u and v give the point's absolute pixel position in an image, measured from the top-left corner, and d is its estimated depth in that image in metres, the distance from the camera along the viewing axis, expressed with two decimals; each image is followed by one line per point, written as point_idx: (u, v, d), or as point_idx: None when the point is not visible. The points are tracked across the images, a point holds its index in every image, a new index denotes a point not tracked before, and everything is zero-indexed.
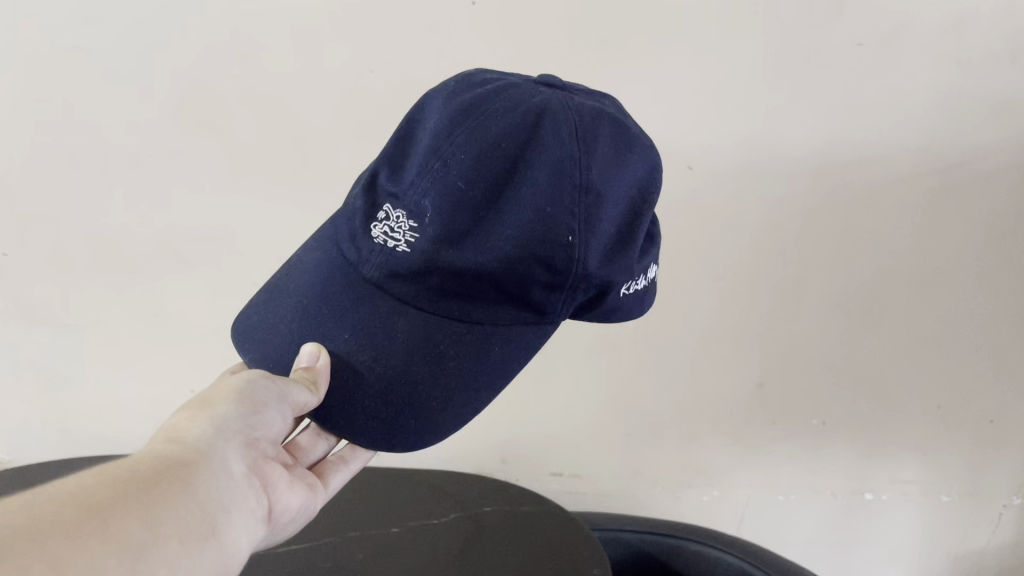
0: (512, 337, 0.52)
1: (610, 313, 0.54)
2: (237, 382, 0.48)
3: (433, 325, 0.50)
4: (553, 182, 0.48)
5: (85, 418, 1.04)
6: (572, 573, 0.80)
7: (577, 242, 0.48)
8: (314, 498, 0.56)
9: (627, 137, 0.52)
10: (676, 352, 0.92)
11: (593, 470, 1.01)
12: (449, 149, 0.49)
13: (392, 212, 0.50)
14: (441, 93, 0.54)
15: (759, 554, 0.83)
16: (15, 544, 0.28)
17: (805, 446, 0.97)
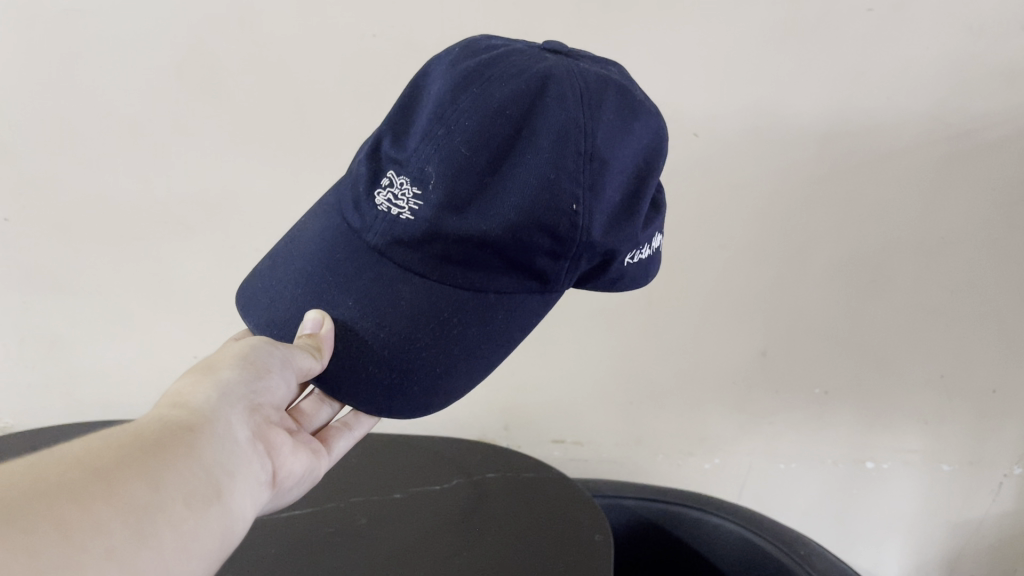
0: (515, 304, 0.52)
1: (614, 281, 0.55)
2: (240, 349, 0.49)
3: (437, 293, 0.51)
4: (557, 148, 0.47)
5: (91, 382, 1.05)
6: (574, 538, 0.81)
7: (581, 210, 0.48)
8: (318, 464, 0.57)
9: (633, 104, 0.51)
10: (679, 320, 0.92)
11: (595, 437, 1.02)
12: (453, 115, 0.49)
13: (395, 178, 0.50)
14: (446, 59, 0.53)
15: (761, 523, 0.84)
16: (21, 509, 0.28)
17: (807, 415, 0.97)
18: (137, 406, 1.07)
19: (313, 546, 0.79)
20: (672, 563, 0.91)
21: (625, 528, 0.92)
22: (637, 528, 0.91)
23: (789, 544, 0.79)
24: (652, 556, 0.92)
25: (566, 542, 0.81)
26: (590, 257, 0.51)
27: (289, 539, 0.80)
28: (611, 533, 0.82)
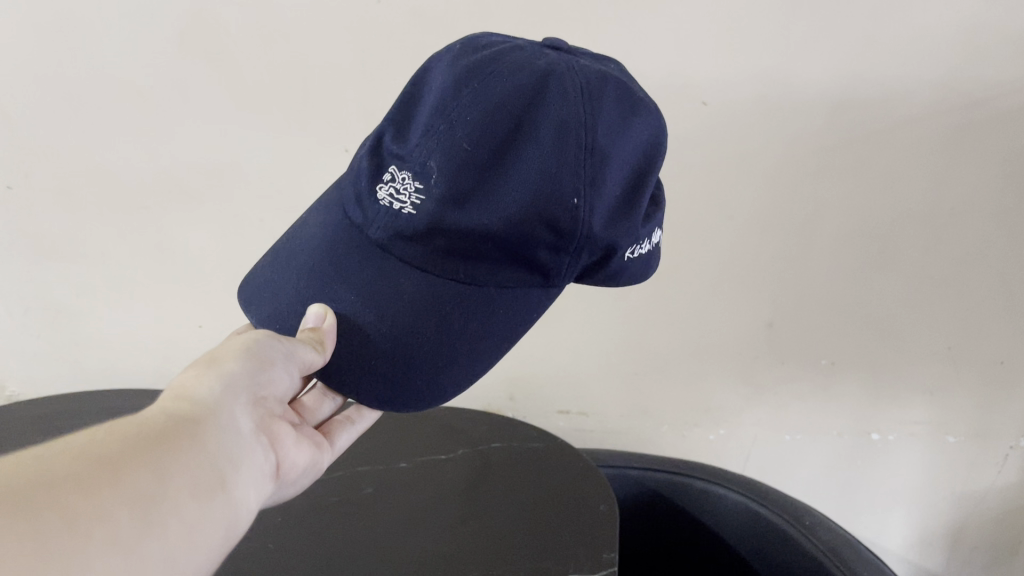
0: (516, 298, 0.53)
1: (613, 278, 0.55)
2: (244, 340, 0.48)
3: (438, 286, 0.51)
4: (558, 143, 0.48)
5: (96, 350, 1.05)
6: (580, 507, 0.82)
7: (582, 203, 0.49)
8: (320, 458, 0.57)
9: (633, 102, 0.52)
10: (685, 290, 0.91)
11: (601, 408, 1.02)
12: (454, 109, 0.50)
13: (397, 173, 0.51)
14: (446, 54, 0.54)
15: (767, 494, 0.84)
16: (27, 497, 0.29)
17: (814, 386, 0.97)
18: (141, 375, 1.07)
19: (319, 516, 0.79)
20: (676, 533, 0.91)
21: (629, 498, 0.92)
22: (641, 498, 0.92)
23: (800, 521, 0.80)
24: (655, 527, 0.93)
25: (571, 511, 0.81)
26: (589, 252, 0.52)
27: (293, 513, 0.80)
28: (616, 502, 0.83)
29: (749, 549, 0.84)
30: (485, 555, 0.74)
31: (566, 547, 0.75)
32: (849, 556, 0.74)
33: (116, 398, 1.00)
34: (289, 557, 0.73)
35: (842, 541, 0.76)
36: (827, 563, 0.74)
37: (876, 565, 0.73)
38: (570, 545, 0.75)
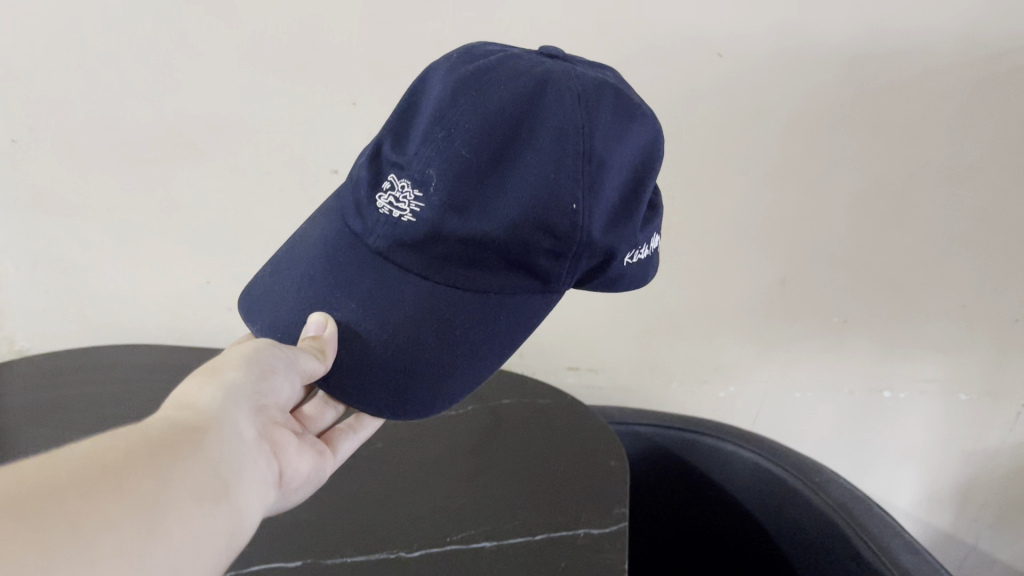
0: (516, 304, 0.53)
1: (612, 283, 0.56)
2: (244, 349, 0.48)
3: (439, 294, 0.51)
4: (557, 149, 0.48)
5: (103, 305, 1.04)
6: (590, 463, 0.82)
7: (580, 209, 0.49)
8: (323, 466, 0.56)
9: (629, 106, 0.52)
10: (696, 247, 0.90)
11: (610, 366, 1.02)
12: (453, 117, 0.50)
13: (397, 182, 0.51)
14: (444, 63, 0.54)
15: (778, 452, 0.84)
16: (32, 504, 0.29)
17: (826, 344, 0.96)
18: (148, 331, 1.07)
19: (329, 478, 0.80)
20: (687, 491, 0.91)
21: (638, 455, 0.93)
22: (651, 455, 0.92)
23: (811, 478, 0.80)
24: (666, 485, 0.93)
25: (581, 465, 0.82)
26: (588, 257, 0.52)
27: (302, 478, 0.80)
28: (627, 460, 0.84)
29: (757, 506, 0.84)
30: (493, 511, 0.74)
31: (575, 501, 0.75)
32: (861, 513, 0.74)
33: (123, 357, 0.99)
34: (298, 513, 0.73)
35: (854, 497, 0.77)
36: (839, 519, 0.75)
37: (887, 521, 0.74)
38: (580, 499, 0.76)
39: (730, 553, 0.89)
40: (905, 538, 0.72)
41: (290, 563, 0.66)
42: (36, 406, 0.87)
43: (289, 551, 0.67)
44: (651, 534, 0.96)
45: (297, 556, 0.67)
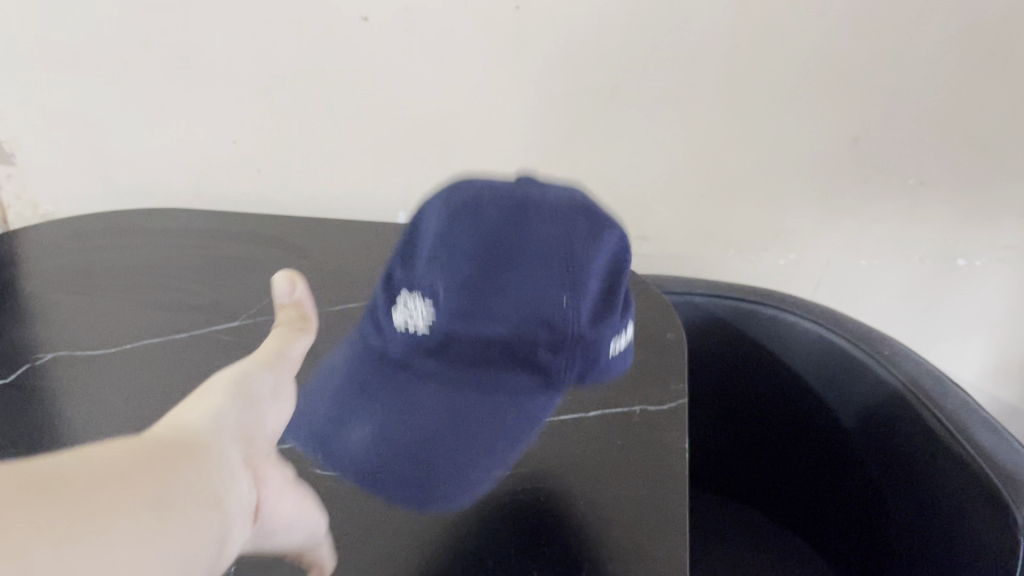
0: (518, 400, 0.64)
1: (604, 373, 0.67)
2: (232, 374, 0.43)
3: (455, 400, 0.64)
4: (546, 263, 0.63)
5: (124, 166, 0.98)
6: (646, 334, 0.75)
7: (570, 302, 0.64)
8: (307, 513, 0.48)
9: (599, 221, 0.65)
10: (764, 101, 0.84)
11: (662, 230, 0.96)
12: (454, 245, 0.65)
13: (416, 302, 0.68)
14: (438, 198, 0.68)
15: (842, 323, 0.80)
16: (34, 489, 0.25)
17: (899, 207, 0.89)
18: (174, 197, 1.01)
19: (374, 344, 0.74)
20: (749, 371, 0.88)
21: (694, 327, 0.88)
22: (709, 326, 0.88)
23: (879, 351, 0.75)
24: (727, 367, 0.89)
25: (636, 338, 0.74)
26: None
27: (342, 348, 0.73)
28: (683, 331, 0.76)
29: (822, 382, 0.81)
30: None
31: (623, 375, 0.69)
32: (932, 387, 0.70)
33: (149, 224, 0.95)
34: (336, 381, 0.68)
35: (924, 371, 0.73)
36: (909, 395, 0.71)
37: (961, 397, 0.70)
38: (633, 371, 0.69)
39: (794, 434, 0.86)
40: (983, 417, 0.67)
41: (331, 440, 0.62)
42: (66, 276, 0.84)
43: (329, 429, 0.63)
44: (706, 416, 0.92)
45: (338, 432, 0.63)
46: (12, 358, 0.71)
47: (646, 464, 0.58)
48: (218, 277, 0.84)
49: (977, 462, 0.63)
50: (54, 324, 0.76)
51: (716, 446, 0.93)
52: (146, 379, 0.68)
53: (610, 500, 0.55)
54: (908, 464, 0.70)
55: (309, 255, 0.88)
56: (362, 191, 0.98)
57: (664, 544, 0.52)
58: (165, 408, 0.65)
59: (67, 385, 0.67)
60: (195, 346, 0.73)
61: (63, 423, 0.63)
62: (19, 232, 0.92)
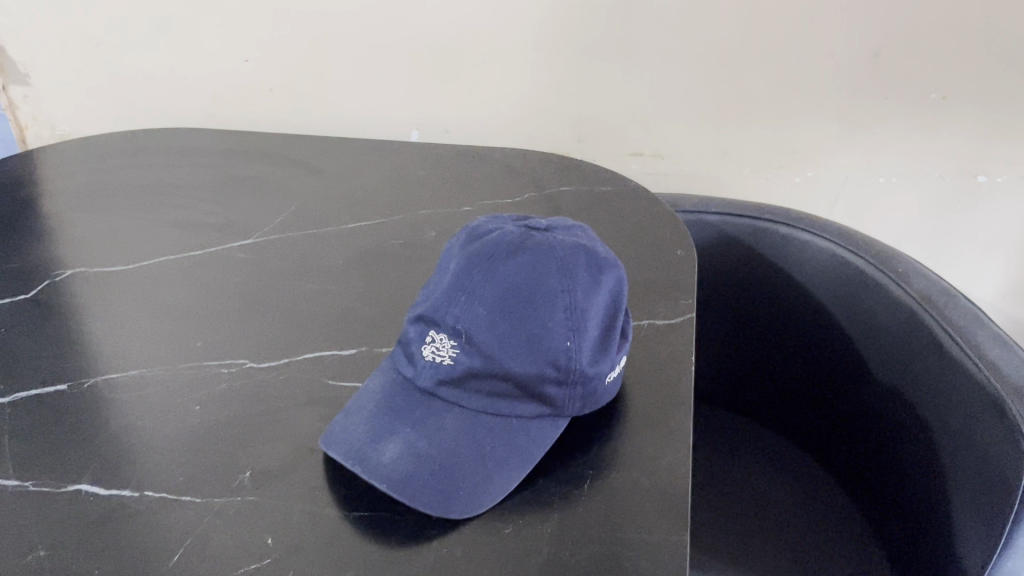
0: (503, 442, 0.52)
1: (583, 404, 0.54)
2: None
3: (437, 435, 0.51)
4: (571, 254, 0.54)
5: (138, 87, 0.98)
6: (658, 253, 0.74)
7: (584, 323, 0.52)
8: None
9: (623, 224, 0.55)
10: (783, 13, 0.82)
11: (677, 150, 0.94)
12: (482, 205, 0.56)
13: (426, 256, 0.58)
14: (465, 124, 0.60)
15: (856, 240, 0.80)
16: None
17: (919, 123, 0.88)
18: (185, 118, 1.01)
19: (379, 262, 0.74)
20: (763, 292, 0.88)
21: (707, 244, 0.88)
22: (721, 245, 0.88)
23: (891, 267, 0.75)
24: (740, 288, 0.89)
25: (646, 257, 0.74)
26: (592, 394, 0.54)
27: (350, 266, 0.74)
28: (694, 250, 0.76)
29: (834, 300, 0.81)
30: None
31: (633, 291, 0.69)
32: (945, 305, 0.70)
33: (163, 144, 0.95)
34: (348, 299, 0.69)
35: (937, 287, 0.72)
36: (922, 313, 0.70)
37: (972, 311, 0.69)
38: (643, 290, 0.69)
39: (807, 354, 0.86)
40: (994, 330, 0.67)
41: (342, 352, 0.63)
42: (83, 195, 0.85)
43: (340, 342, 0.64)
44: (718, 337, 0.93)
45: (349, 344, 0.64)
46: (33, 275, 0.72)
47: (652, 379, 0.59)
48: (232, 196, 0.85)
49: (986, 377, 0.63)
50: (73, 243, 0.77)
51: (729, 362, 0.93)
52: (162, 294, 0.70)
53: (616, 414, 0.56)
54: (916, 379, 0.70)
55: (323, 174, 0.88)
56: (376, 112, 0.97)
57: (668, 456, 0.53)
58: (180, 322, 0.66)
59: (86, 301, 0.69)
60: (209, 263, 0.74)
61: (83, 338, 0.64)
62: (35, 152, 0.93)
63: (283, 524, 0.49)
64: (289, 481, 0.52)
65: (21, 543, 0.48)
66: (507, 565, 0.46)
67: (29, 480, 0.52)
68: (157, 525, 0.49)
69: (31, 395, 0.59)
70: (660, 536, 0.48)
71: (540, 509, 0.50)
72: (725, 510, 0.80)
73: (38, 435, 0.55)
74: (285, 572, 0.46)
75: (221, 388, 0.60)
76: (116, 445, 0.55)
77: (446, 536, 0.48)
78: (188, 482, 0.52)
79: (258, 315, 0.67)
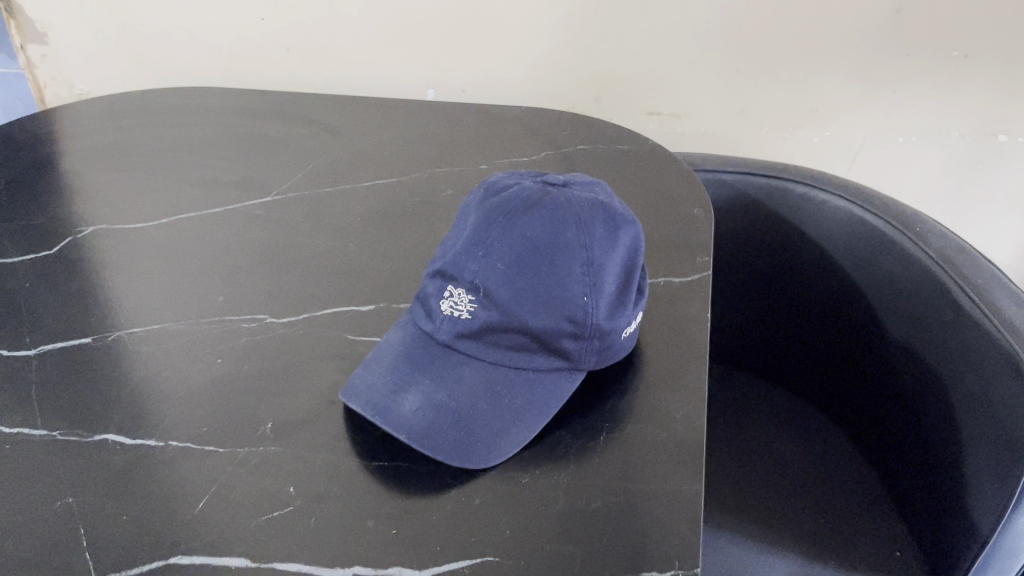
0: (521, 394, 0.53)
1: (600, 358, 0.55)
2: None
3: (456, 388, 0.52)
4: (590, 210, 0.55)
5: (155, 46, 0.98)
6: (674, 211, 0.75)
7: (602, 279, 0.53)
8: None
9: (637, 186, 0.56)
10: None
11: (695, 109, 0.94)
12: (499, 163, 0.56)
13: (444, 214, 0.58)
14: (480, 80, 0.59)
15: (874, 199, 0.79)
16: None
17: (940, 81, 0.87)
18: (202, 76, 1.01)
19: (397, 218, 0.75)
20: (780, 252, 0.88)
21: (723, 204, 0.88)
22: (738, 204, 0.88)
23: (909, 227, 0.75)
24: (758, 248, 0.89)
25: (663, 215, 0.74)
26: (608, 347, 0.55)
27: (368, 223, 0.74)
28: (711, 207, 0.76)
29: (850, 259, 0.81)
30: None
31: (650, 247, 0.69)
32: (963, 264, 0.70)
33: (181, 102, 0.95)
34: (366, 255, 0.70)
35: (955, 246, 0.72)
36: (939, 272, 0.70)
37: (990, 270, 0.69)
38: (660, 248, 0.69)
39: (823, 315, 0.86)
40: (1012, 290, 0.67)
41: (361, 307, 0.64)
42: (103, 154, 0.85)
43: (359, 297, 0.65)
44: (735, 297, 0.93)
45: (368, 299, 0.65)
46: (56, 232, 0.73)
47: (668, 334, 0.60)
48: (250, 154, 0.85)
49: (1002, 336, 0.63)
50: (94, 201, 0.78)
51: (745, 320, 0.94)
52: (183, 251, 0.71)
53: (632, 367, 0.57)
54: (931, 338, 0.71)
55: (340, 132, 0.88)
56: (392, 71, 0.97)
57: (684, 408, 0.53)
58: (202, 278, 0.67)
59: (108, 257, 0.70)
60: (229, 220, 0.75)
61: (107, 293, 0.65)
62: (55, 111, 0.93)
63: (305, 473, 0.50)
64: (311, 431, 0.53)
65: (50, 490, 0.49)
66: (525, 513, 0.47)
67: (57, 430, 0.53)
68: (183, 474, 0.50)
69: (57, 348, 0.60)
70: (675, 486, 0.48)
71: (557, 460, 0.50)
72: (738, 466, 0.80)
73: (65, 386, 0.56)
74: (308, 520, 0.47)
75: (242, 342, 0.60)
76: (142, 397, 0.56)
77: (464, 486, 0.49)
78: (212, 433, 0.53)
79: (278, 271, 0.68)
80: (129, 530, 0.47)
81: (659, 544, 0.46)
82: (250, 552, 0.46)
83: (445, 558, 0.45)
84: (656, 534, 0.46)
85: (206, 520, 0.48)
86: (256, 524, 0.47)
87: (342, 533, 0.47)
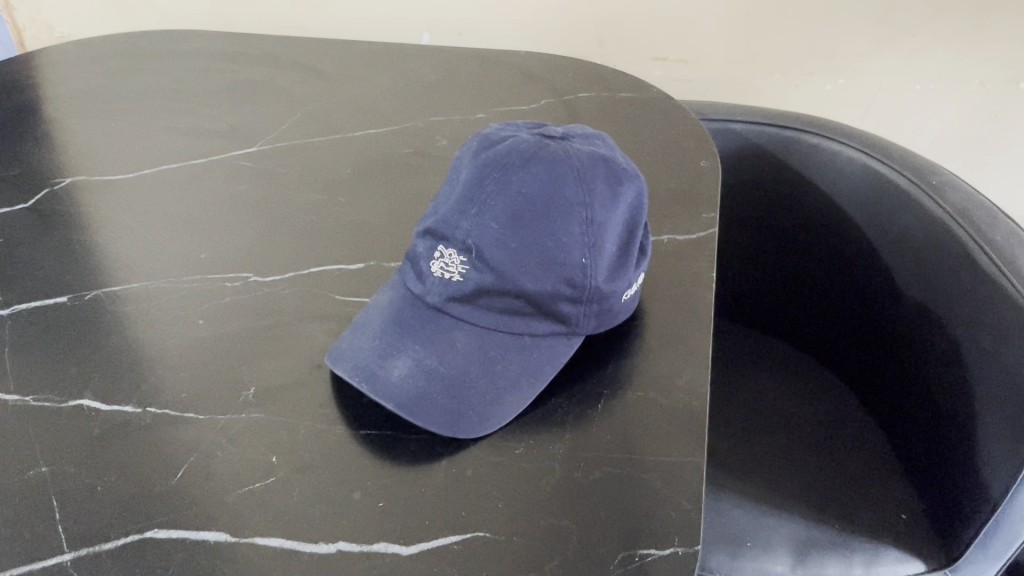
0: (517, 360, 0.50)
1: (599, 322, 0.52)
2: None
3: (447, 355, 0.50)
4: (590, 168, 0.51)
5: None
6: (680, 163, 0.71)
7: (602, 241, 0.50)
8: None
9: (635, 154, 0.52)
10: None
11: (702, 54, 0.90)
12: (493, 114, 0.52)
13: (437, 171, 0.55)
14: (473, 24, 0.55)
15: (889, 151, 0.76)
16: None
17: (962, 24, 0.83)
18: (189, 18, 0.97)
19: (388, 170, 0.72)
20: (788, 206, 0.84)
21: (731, 155, 0.85)
22: (746, 155, 0.84)
23: (925, 180, 0.72)
24: (765, 202, 0.86)
25: (667, 167, 0.71)
26: (607, 311, 0.52)
27: (358, 174, 0.71)
28: (718, 159, 0.72)
29: (862, 214, 0.78)
30: None
31: (654, 202, 0.66)
32: (981, 220, 0.67)
33: (165, 46, 0.91)
34: (355, 209, 0.67)
35: (973, 202, 0.69)
36: (955, 228, 0.67)
37: (1009, 226, 0.66)
38: (664, 202, 0.66)
39: (833, 272, 0.83)
40: None
41: (350, 267, 0.61)
42: (83, 100, 0.82)
43: (347, 254, 0.62)
44: (743, 252, 0.90)
45: (357, 257, 0.62)
46: (32, 184, 0.70)
47: (671, 296, 0.57)
48: (236, 101, 0.81)
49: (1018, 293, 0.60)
50: (73, 149, 0.74)
51: (750, 275, 0.91)
52: (166, 204, 0.68)
53: (633, 331, 0.54)
54: (943, 296, 0.68)
55: (331, 78, 0.85)
56: (385, 12, 0.93)
57: (686, 374, 0.51)
58: (184, 234, 0.64)
59: (87, 210, 0.67)
60: (214, 171, 0.71)
61: (84, 249, 0.62)
62: (33, 55, 0.90)
63: (288, 442, 0.48)
64: (296, 397, 0.50)
65: (23, 459, 0.47)
66: (517, 486, 0.45)
67: (31, 394, 0.51)
68: (163, 441, 0.48)
69: (32, 307, 0.57)
70: (676, 457, 0.46)
71: (553, 429, 0.48)
72: (743, 426, 0.78)
73: (40, 348, 0.54)
74: (291, 491, 0.45)
75: (226, 303, 0.58)
76: (120, 359, 0.53)
77: (455, 457, 0.47)
78: (193, 399, 0.51)
79: (264, 226, 0.65)
80: (104, 501, 0.45)
81: (659, 519, 0.43)
82: (230, 525, 0.44)
83: (434, 532, 0.43)
84: (655, 507, 0.44)
85: (185, 490, 0.45)
86: (238, 495, 0.45)
87: (327, 506, 0.44)
